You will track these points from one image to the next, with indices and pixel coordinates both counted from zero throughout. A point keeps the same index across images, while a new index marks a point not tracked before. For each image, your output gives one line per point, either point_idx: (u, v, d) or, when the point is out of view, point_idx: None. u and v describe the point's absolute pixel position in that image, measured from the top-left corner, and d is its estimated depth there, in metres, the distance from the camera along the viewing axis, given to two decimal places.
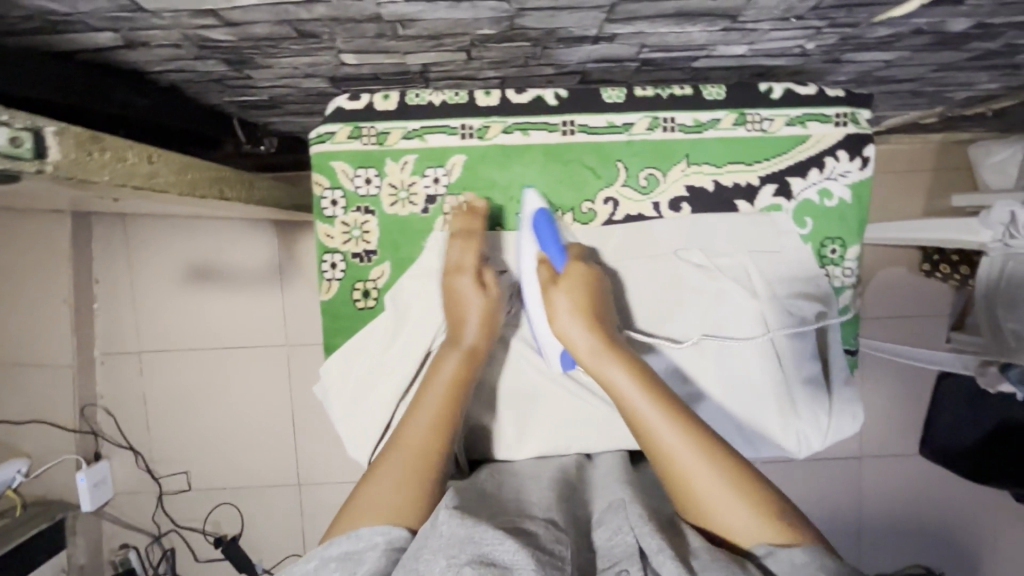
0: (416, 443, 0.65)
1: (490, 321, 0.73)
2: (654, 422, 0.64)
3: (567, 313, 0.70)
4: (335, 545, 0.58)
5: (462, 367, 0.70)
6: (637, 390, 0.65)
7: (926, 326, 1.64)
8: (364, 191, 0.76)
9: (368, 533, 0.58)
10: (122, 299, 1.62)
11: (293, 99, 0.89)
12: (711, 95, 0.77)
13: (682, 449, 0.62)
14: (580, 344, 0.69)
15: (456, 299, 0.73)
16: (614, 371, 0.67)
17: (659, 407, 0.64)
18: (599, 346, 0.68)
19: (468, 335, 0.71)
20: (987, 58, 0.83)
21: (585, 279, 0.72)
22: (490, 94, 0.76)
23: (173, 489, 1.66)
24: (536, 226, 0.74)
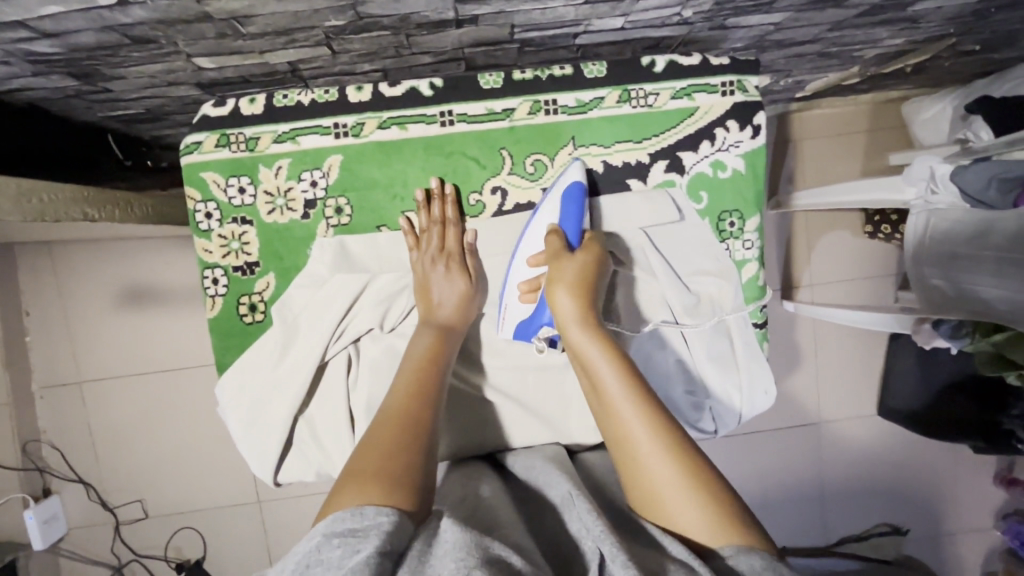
0: (394, 411, 0.59)
1: (463, 302, 0.72)
2: (615, 397, 0.57)
3: (563, 283, 0.65)
4: (337, 522, 0.47)
5: (435, 340, 0.68)
6: (604, 360, 0.60)
7: (875, 288, 1.62)
8: (238, 202, 0.73)
9: (374, 511, 0.49)
10: (57, 330, 1.54)
11: (170, 109, 0.84)
12: (592, 73, 0.75)
13: (642, 433, 0.55)
14: (560, 312, 0.64)
15: (428, 288, 0.72)
16: (587, 341, 0.61)
17: (625, 382, 0.58)
18: (583, 316, 0.63)
19: (441, 313, 0.71)
20: (878, 13, 0.81)
21: (597, 261, 0.69)
22: (361, 89, 0.73)
23: (130, 518, 1.62)
24: (565, 197, 0.72)
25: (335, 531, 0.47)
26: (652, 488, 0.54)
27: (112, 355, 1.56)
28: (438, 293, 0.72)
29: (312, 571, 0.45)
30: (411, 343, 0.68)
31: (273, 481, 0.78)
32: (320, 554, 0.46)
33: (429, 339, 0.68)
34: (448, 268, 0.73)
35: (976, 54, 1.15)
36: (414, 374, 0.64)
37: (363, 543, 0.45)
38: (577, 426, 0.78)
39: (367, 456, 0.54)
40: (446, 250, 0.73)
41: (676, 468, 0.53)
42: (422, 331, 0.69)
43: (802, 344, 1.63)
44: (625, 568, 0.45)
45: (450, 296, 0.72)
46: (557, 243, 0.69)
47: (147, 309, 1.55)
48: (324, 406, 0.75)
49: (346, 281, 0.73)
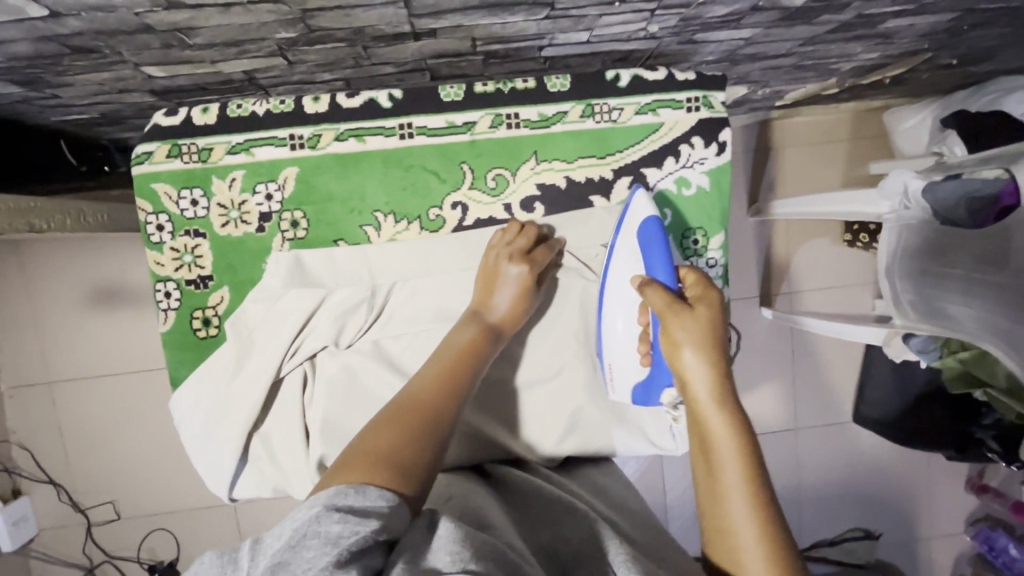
0: (419, 401, 0.59)
1: (519, 307, 0.70)
2: (726, 463, 0.57)
3: (690, 341, 0.62)
4: (342, 495, 0.46)
5: (479, 338, 0.67)
6: (724, 422, 0.59)
7: (853, 297, 1.62)
8: (191, 214, 0.72)
9: (374, 492, 0.47)
10: (25, 330, 1.51)
11: (126, 114, 0.81)
12: (556, 87, 0.74)
13: (740, 507, 0.54)
14: (682, 369, 0.62)
15: (492, 280, 0.71)
16: (706, 397, 0.60)
17: (738, 451, 0.57)
18: (706, 369, 0.61)
19: (495, 312, 0.70)
20: (849, 29, 0.80)
21: (715, 313, 0.65)
22: (317, 100, 0.72)
23: (101, 520, 1.60)
24: (647, 234, 0.70)
25: (336, 505, 0.45)
26: (736, 562, 0.53)
27: (82, 356, 1.53)
28: (502, 294, 0.70)
29: (307, 542, 0.43)
30: (454, 335, 0.68)
31: (228, 497, 0.77)
32: (319, 527, 0.43)
33: (474, 336, 0.67)
34: (526, 273, 0.70)
35: (954, 68, 1.15)
36: (446, 371, 0.63)
37: (363, 525, 0.44)
38: (538, 443, 0.77)
39: (388, 442, 0.53)
40: (530, 256, 0.71)
41: (766, 555, 0.52)
42: (469, 323, 0.68)
43: (779, 351, 1.63)
44: None
45: (512, 299, 0.70)
46: (662, 296, 0.65)
47: (119, 310, 1.52)
48: (279, 423, 0.74)
49: (302, 297, 0.72)
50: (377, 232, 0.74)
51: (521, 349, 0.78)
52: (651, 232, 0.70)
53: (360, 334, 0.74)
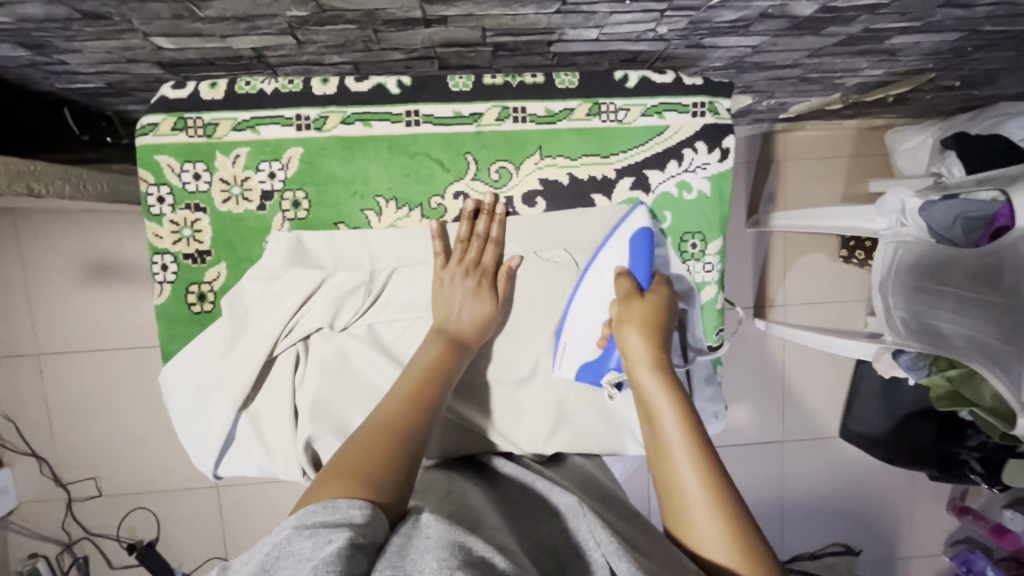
0: (382, 416, 0.61)
1: (478, 321, 0.72)
2: (672, 442, 0.59)
3: (634, 324, 0.67)
4: (308, 514, 0.48)
5: (444, 352, 0.68)
6: (665, 400, 0.61)
7: (846, 312, 1.64)
8: (193, 188, 0.72)
9: (345, 506, 0.49)
10: (16, 300, 1.50)
11: (133, 86, 0.81)
12: (564, 83, 0.75)
13: (693, 481, 0.56)
14: (631, 352, 0.66)
15: (448, 297, 0.72)
16: (651, 380, 0.63)
17: (684, 428, 0.59)
18: (654, 362, 0.64)
19: (457, 326, 0.71)
20: (855, 43, 0.81)
21: (666, 306, 0.71)
22: (327, 82, 0.72)
23: (82, 496, 1.59)
24: (636, 246, 0.74)
25: (307, 523, 0.47)
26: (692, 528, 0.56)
27: (74, 330, 1.52)
28: (461, 309, 0.71)
29: (283, 563, 0.45)
30: (421, 351, 0.68)
31: (214, 474, 0.77)
32: (291, 545, 0.46)
33: (440, 351, 0.68)
34: (479, 286, 0.72)
35: (955, 90, 1.16)
36: (413, 391, 0.64)
37: (335, 535, 0.46)
38: (527, 436, 0.77)
39: (348, 458, 0.55)
40: (481, 266, 0.73)
41: (731, 536, 0.54)
42: (433, 339, 0.69)
43: (771, 363, 1.64)
44: None
45: (471, 311, 0.72)
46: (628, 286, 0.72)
47: (113, 285, 1.51)
48: (270, 402, 0.74)
49: (300, 277, 0.72)
50: (378, 217, 0.74)
51: (516, 344, 0.78)
52: (642, 240, 0.74)
53: (357, 317, 0.74)
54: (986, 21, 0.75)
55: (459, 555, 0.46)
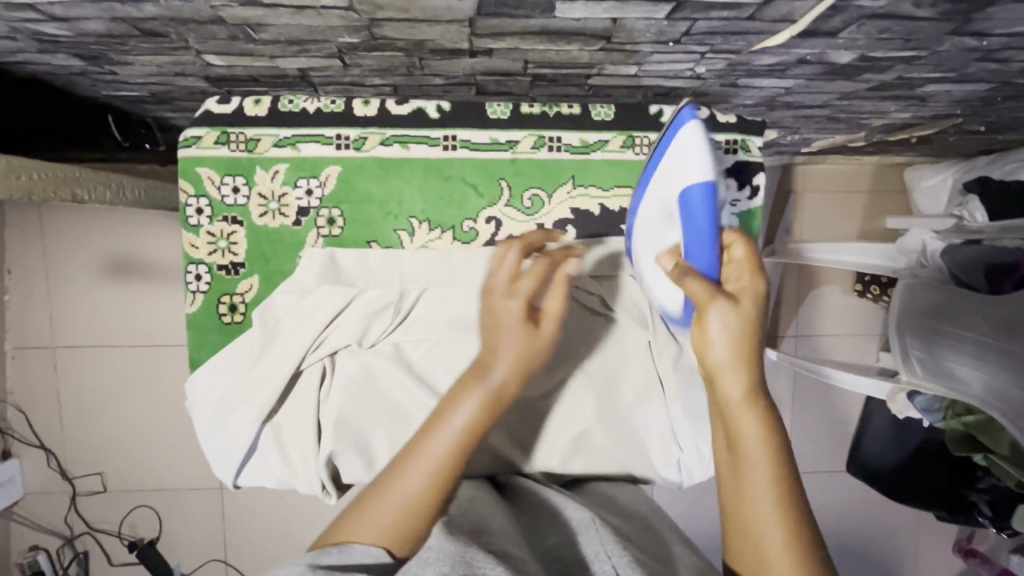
0: (428, 473, 0.56)
1: (524, 364, 0.59)
2: (760, 498, 0.56)
3: (722, 344, 0.59)
4: (322, 555, 0.52)
5: (482, 407, 0.57)
6: (761, 451, 0.57)
7: (858, 346, 1.64)
8: (231, 201, 0.73)
9: (359, 554, 0.52)
10: (36, 293, 1.52)
11: (176, 95, 0.83)
12: (600, 116, 0.76)
13: (775, 536, 0.54)
14: (722, 386, 0.60)
15: (494, 321, 0.60)
16: (746, 421, 0.58)
17: (777, 487, 0.56)
18: (746, 399, 0.59)
19: (496, 372, 0.58)
20: (887, 89, 0.82)
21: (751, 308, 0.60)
22: (368, 104, 0.74)
23: (87, 490, 1.60)
24: (692, 202, 0.62)
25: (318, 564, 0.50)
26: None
27: (92, 326, 1.54)
28: (505, 348, 0.59)
29: None
30: (460, 406, 0.57)
31: (233, 483, 0.77)
32: None
33: (478, 409, 0.57)
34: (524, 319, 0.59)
35: (979, 134, 1.17)
36: (451, 453, 0.56)
37: None
38: (543, 462, 0.77)
39: (400, 507, 0.55)
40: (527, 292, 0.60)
41: None
42: (470, 389, 0.58)
43: (781, 393, 1.63)
44: None
45: (515, 354, 0.59)
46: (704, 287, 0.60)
47: (132, 283, 1.53)
48: (293, 414, 0.74)
49: (330, 294, 0.72)
50: (411, 238, 0.76)
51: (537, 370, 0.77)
52: (703, 200, 0.61)
53: (383, 334, 0.74)
54: (1019, 75, 0.76)
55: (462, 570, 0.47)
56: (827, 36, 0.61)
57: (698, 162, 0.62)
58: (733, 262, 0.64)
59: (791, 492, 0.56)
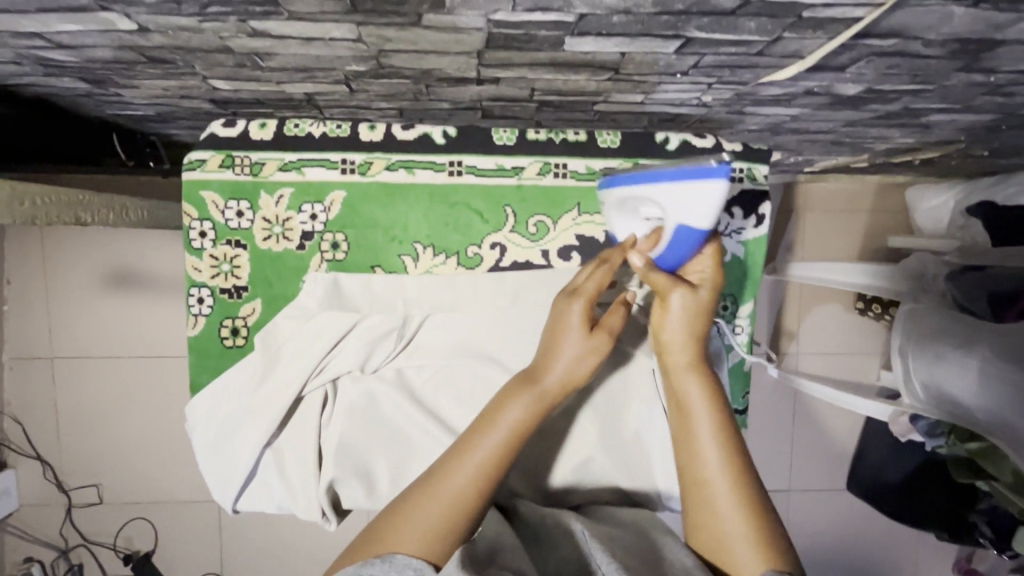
0: (458, 475, 0.60)
1: (578, 368, 0.65)
2: (708, 453, 0.65)
3: (677, 320, 0.66)
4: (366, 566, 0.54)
5: (530, 407, 0.63)
6: (707, 410, 0.66)
7: (858, 365, 1.64)
8: (235, 225, 0.72)
9: (403, 560, 0.54)
10: (35, 303, 1.51)
11: (180, 115, 0.83)
12: (606, 143, 0.76)
13: (722, 479, 0.63)
14: (674, 359, 0.68)
15: (556, 321, 0.66)
16: (692, 383, 0.67)
17: (721, 441, 0.65)
18: (692, 365, 0.67)
19: (547, 378, 0.64)
20: (892, 118, 0.82)
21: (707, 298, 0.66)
22: (373, 129, 0.73)
23: (83, 502, 1.58)
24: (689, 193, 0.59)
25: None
26: (716, 525, 0.62)
27: (90, 337, 1.53)
28: (558, 355, 0.65)
29: None
30: (506, 406, 0.63)
31: (232, 508, 0.76)
32: None
33: (524, 410, 0.63)
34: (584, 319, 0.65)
35: (983, 158, 1.17)
36: (498, 450, 0.61)
37: None
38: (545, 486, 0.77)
39: (433, 508, 0.58)
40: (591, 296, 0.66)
41: (749, 528, 0.61)
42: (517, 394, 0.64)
43: (782, 410, 1.63)
44: None
45: (570, 361, 0.65)
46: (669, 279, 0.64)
47: (132, 294, 1.52)
48: (294, 439, 0.73)
49: (335, 320, 0.72)
50: (414, 263, 0.75)
51: None
52: (692, 238, 0.62)
53: (388, 359, 0.74)
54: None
55: None
56: (834, 71, 0.61)
57: (703, 212, 0.60)
58: (699, 261, 0.67)
59: (733, 443, 0.65)
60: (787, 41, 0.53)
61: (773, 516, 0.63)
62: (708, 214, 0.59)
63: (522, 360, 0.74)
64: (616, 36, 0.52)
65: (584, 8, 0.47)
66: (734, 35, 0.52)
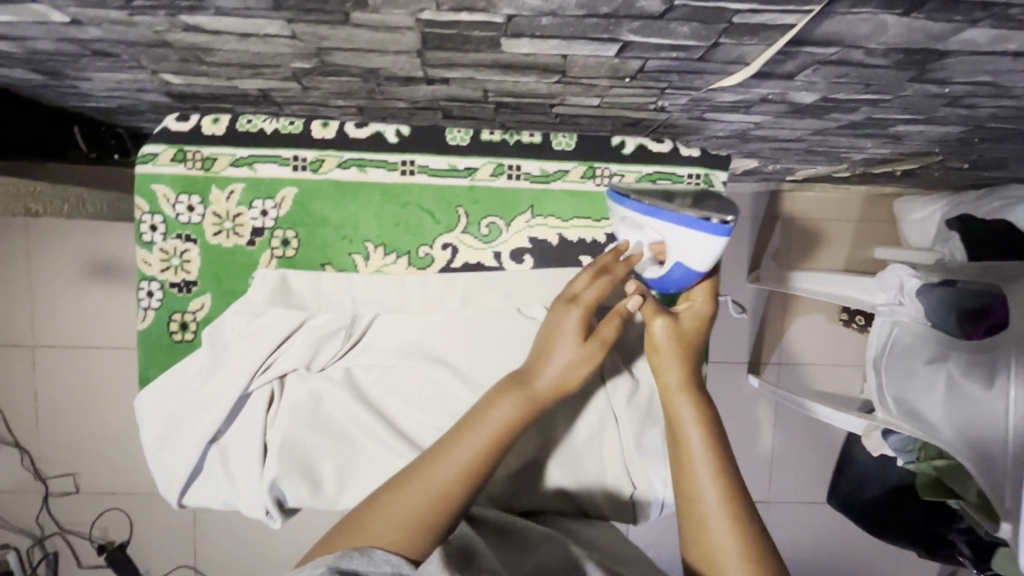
0: (450, 475, 0.58)
1: (567, 378, 0.62)
2: (698, 468, 0.63)
3: (666, 345, 0.66)
4: (346, 558, 0.51)
5: (518, 411, 0.61)
6: (698, 430, 0.65)
7: (839, 377, 1.62)
8: (186, 219, 0.72)
9: (381, 556, 0.53)
10: (18, 293, 1.52)
11: (143, 108, 0.83)
12: (561, 145, 0.75)
13: (711, 499, 0.62)
14: (665, 379, 0.67)
15: (552, 329, 0.63)
16: (684, 404, 0.66)
17: (711, 457, 0.64)
18: (683, 385, 0.66)
19: (539, 383, 0.61)
20: (858, 128, 0.81)
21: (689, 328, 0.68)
22: (326, 126, 0.73)
23: (59, 491, 1.59)
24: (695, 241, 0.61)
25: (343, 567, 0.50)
26: (706, 546, 0.61)
27: (72, 327, 1.54)
28: (554, 358, 0.62)
29: None
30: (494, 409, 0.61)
31: (178, 503, 0.76)
32: None
33: (514, 412, 0.61)
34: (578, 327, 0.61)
35: (965, 171, 1.15)
36: (485, 453, 0.60)
37: None
38: (492, 491, 0.76)
39: (415, 500, 0.57)
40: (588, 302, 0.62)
41: (741, 549, 0.60)
42: (507, 394, 0.61)
43: (763, 420, 1.61)
44: None
45: (561, 368, 0.61)
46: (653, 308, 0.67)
47: (115, 285, 1.53)
48: (239, 435, 0.73)
49: (283, 317, 0.72)
50: (365, 262, 0.74)
51: None
52: (684, 276, 0.65)
53: (339, 358, 0.74)
54: (991, 120, 0.75)
55: None
56: (783, 79, 0.60)
57: (704, 257, 0.63)
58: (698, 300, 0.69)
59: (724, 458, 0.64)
60: (726, 47, 0.52)
61: (763, 534, 0.62)
62: (707, 262, 0.63)
63: (471, 363, 0.74)
64: (552, 38, 0.52)
65: (510, 10, 0.46)
66: (671, 39, 0.51)
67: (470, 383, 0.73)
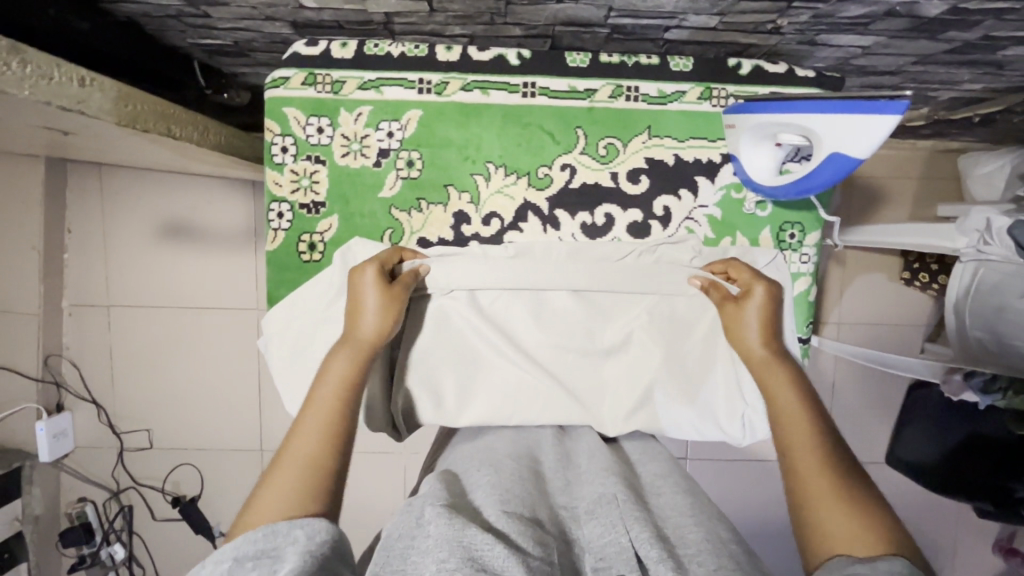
0: (312, 449, 0.55)
1: (390, 321, 0.66)
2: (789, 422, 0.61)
3: (750, 323, 0.70)
4: (248, 542, 0.46)
5: (360, 360, 0.62)
6: (781, 389, 0.64)
7: (902, 334, 1.60)
8: (315, 140, 0.77)
9: (286, 528, 0.47)
10: (94, 252, 1.52)
11: (257, 46, 0.85)
12: (679, 67, 0.78)
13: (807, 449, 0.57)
14: (745, 341, 0.70)
15: (358, 290, 0.68)
16: (774, 367, 0.66)
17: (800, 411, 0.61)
18: (766, 347, 0.68)
19: (368, 327, 0.65)
20: (965, 52, 0.81)
21: (769, 304, 0.71)
22: (450, 49, 0.76)
23: (134, 446, 1.61)
24: (862, 122, 0.59)
25: (247, 555, 0.45)
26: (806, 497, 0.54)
27: (143, 285, 1.54)
28: (369, 305, 0.67)
29: None
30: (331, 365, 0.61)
31: None
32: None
33: (354, 362, 0.62)
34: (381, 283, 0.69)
35: None
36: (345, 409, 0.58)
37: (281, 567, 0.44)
38: (609, 412, 0.75)
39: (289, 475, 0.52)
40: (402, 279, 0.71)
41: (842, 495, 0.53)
42: (345, 347, 0.63)
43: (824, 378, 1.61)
44: (660, 559, 0.46)
45: (378, 311, 0.66)
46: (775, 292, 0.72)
47: (185, 244, 1.52)
48: None
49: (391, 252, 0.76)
50: (486, 182, 0.79)
51: (603, 317, 0.77)
52: (842, 167, 0.63)
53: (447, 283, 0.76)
54: None
55: (461, 555, 0.45)
56: None
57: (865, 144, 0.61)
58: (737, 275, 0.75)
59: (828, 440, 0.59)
60: None
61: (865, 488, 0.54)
62: (869, 145, 0.60)
63: (587, 281, 0.77)
64: None
65: None
66: None
67: (585, 301, 0.77)
